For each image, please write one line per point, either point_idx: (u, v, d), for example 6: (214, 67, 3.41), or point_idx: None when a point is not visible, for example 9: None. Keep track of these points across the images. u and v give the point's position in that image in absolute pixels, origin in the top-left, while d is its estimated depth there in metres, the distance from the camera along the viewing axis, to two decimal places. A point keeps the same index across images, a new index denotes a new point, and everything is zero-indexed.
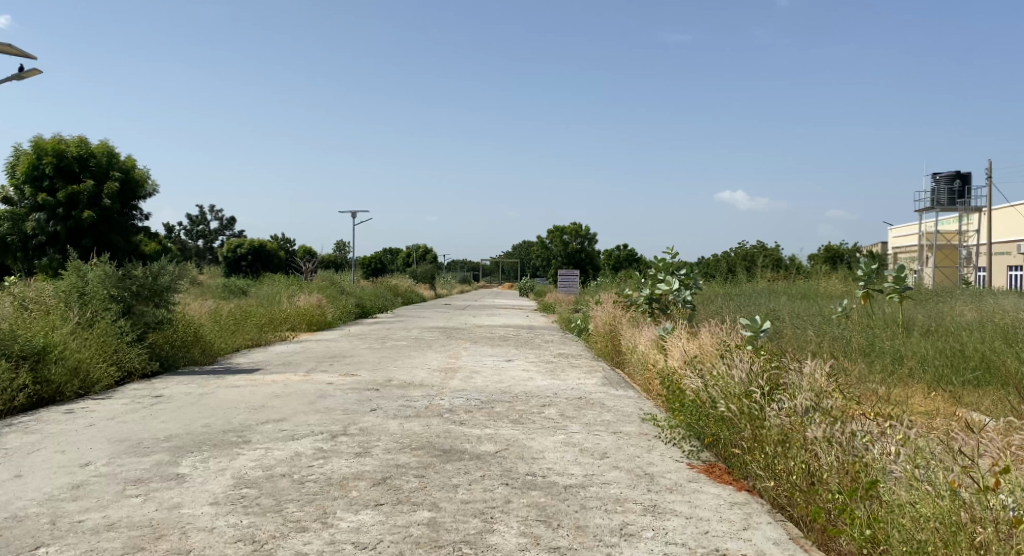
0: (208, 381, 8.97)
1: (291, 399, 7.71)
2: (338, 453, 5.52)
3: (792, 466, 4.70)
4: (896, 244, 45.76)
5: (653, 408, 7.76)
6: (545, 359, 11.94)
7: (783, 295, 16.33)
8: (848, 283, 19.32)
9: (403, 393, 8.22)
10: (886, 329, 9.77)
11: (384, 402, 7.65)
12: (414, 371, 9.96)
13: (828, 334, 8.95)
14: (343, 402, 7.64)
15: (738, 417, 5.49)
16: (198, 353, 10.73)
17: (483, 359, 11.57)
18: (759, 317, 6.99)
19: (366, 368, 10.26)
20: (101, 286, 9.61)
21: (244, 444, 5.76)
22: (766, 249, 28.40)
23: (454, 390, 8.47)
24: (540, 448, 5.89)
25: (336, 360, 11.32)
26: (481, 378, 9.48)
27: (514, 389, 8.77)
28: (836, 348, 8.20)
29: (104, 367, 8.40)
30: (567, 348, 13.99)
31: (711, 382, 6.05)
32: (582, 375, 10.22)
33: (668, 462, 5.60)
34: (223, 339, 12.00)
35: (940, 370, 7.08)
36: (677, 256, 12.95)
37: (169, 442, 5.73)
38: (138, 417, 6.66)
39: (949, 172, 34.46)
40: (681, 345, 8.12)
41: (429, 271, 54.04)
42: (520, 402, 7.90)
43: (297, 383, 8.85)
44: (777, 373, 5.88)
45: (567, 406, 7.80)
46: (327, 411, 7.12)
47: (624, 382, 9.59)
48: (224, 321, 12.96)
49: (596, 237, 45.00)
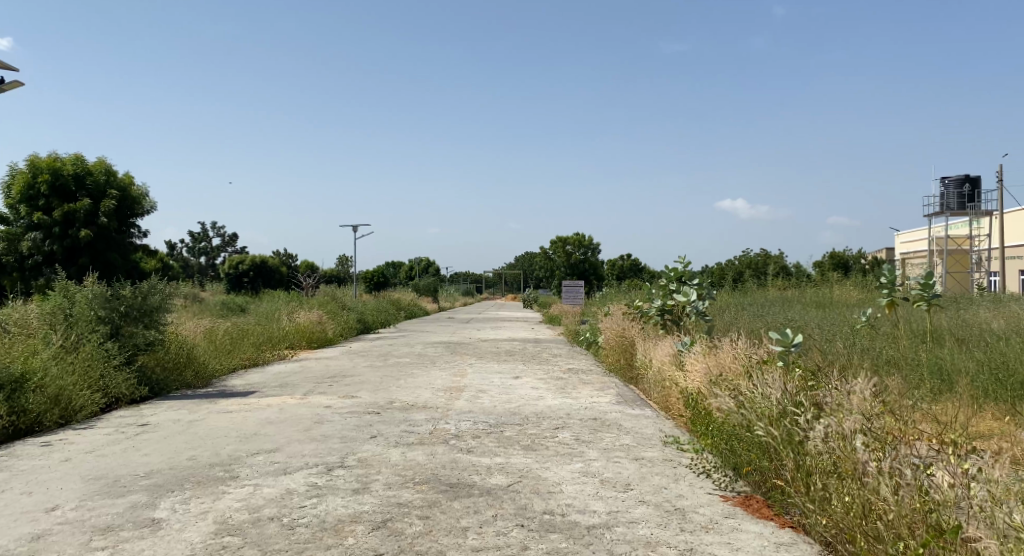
0: (199, 406, 8.45)
1: (285, 426, 7.18)
2: (334, 491, 4.99)
3: (849, 502, 4.26)
4: (904, 251, 45.26)
5: (675, 429, 7.24)
6: (555, 375, 11.42)
7: (797, 303, 15.81)
8: (862, 291, 18.72)
9: (405, 417, 7.69)
10: (916, 339, 9.23)
11: (385, 428, 7.13)
12: (417, 391, 9.44)
13: (857, 346, 8.42)
14: (341, 428, 7.11)
15: (779, 445, 5.05)
16: (191, 376, 10.23)
17: (490, 376, 11.04)
18: (790, 330, 6.46)
19: (367, 388, 9.75)
20: (87, 307, 9.07)
21: (231, 480, 5.23)
22: (772, 257, 27.94)
23: (460, 413, 7.94)
24: (556, 479, 5.37)
25: (335, 379, 10.81)
26: (488, 398, 8.94)
27: (523, 409, 8.24)
28: (869, 362, 7.65)
29: (88, 394, 7.88)
30: (576, 362, 13.44)
31: (743, 404, 5.60)
32: (594, 392, 9.67)
33: (699, 494, 5.15)
34: (217, 360, 11.50)
35: (988, 385, 6.53)
36: (689, 266, 12.42)
37: (148, 480, 5.21)
38: (119, 450, 6.14)
39: (958, 176, 33.92)
40: (701, 362, 7.59)
41: (432, 284, 53.50)
42: (531, 424, 7.38)
43: (293, 407, 8.33)
44: (815, 393, 5.44)
45: (581, 428, 7.26)
46: (323, 439, 6.60)
47: (640, 400, 9.05)
48: (220, 341, 12.46)
49: (599, 247, 44.57)
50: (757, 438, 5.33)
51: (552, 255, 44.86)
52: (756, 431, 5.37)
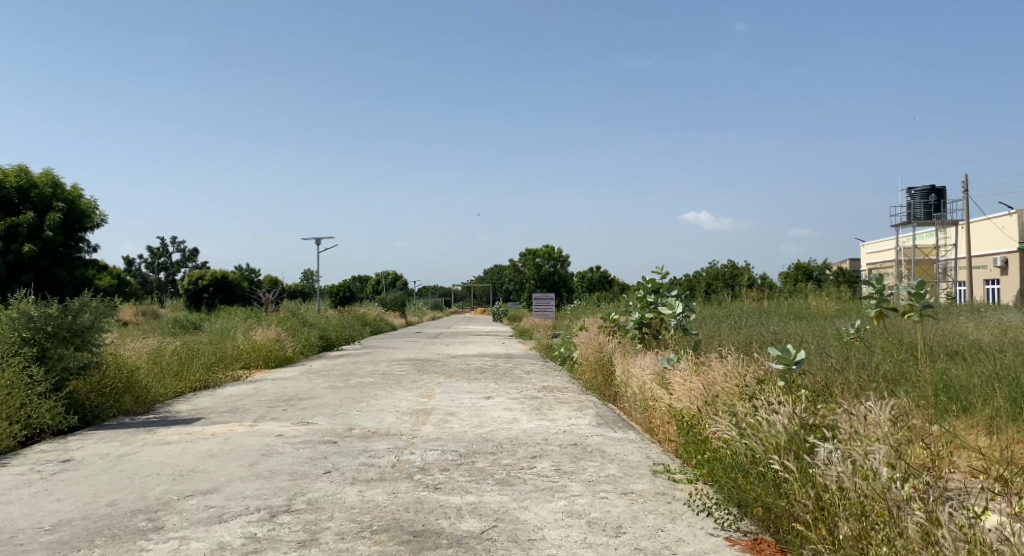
0: (134, 437, 7.57)
1: (228, 460, 6.36)
2: (275, 544, 4.21)
3: (888, 551, 3.63)
4: (871, 262, 45.57)
5: (663, 455, 6.58)
6: (529, 394, 10.71)
7: (775, 315, 15.31)
8: (839, 302, 18.28)
9: (365, 446, 6.91)
10: (909, 352, 8.67)
11: (341, 461, 6.34)
12: (380, 415, 8.65)
13: (852, 361, 7.83)
14: (291, 462, 6.31)
15: (795, 482, 4.40)
16: (130, 402, 9.32)
17: (460, 397, 10.29)
18: (791, 346, 5.75)
19: (325, 413, 8.94)
20: (8, 328, 8.18)
21: (153, 532, 4.42)
22: (738, 269, 27.72)
23: (426, 441, 7.18)
24: (537, 523, 4.66)
25: (291, 403, 9.96)
26: (458, 422, 8.18)
27: (496, 435, 7.51)
28: (870, 379, 7.04)
29: (4, 426, 6.98)
30: (551, 379, 12.73)
31: (751, 433, 4.95)
32: (572, 413, 8.96)
33: (702, 538, 4.47)
34: (161, 383, 10.58)
35: (1004, 402, 5.92)
36: (667, 277, 11.83)
37: (51, 535, 4.37)
38: (27, 495, 5.27)
39: (924, 187, 34.06)
40: (687, 380, 6.90)
41: (400, 297, 52.44)
42: (506, 453, 6.64)
43: (241, 437, 7.50)
44: (829, 419, 4.80)
45: (561, 456, 6.55)
46: (270, 476, 5.80)
47: (622, 422, 8.37)
48: (166, 362, 11.53)
49: (568, 259, 44.11)
50: (767, 472, 4.68)
51: (522, 267, 44.21)
52: (765, 463, 4.71)
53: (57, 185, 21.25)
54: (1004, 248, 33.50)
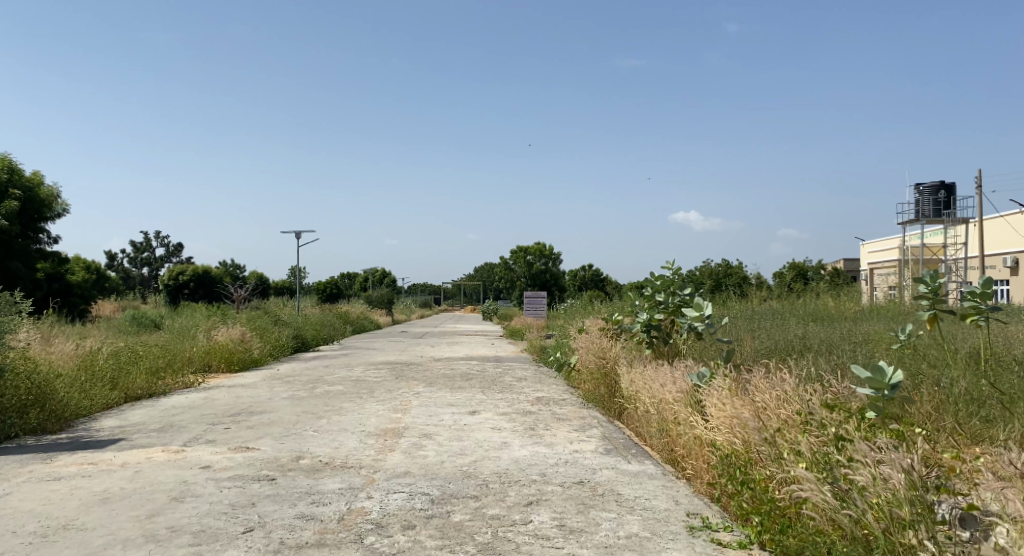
0: (19, 469, 5.94)
1: (122, 508, 4.77)
2: None
3: None
4: (872, 263, 44.10)
5: (698, 503, 5.01)
6: (521, 408, 9.13)
7: (796, 319, 13.45)
8: (856, 303, 16.73)
9: (310, 487, 5.31)
10: (981, 365, 6.93)
11: (273, 510, 4.76)
12: (338, 439, 7.04)
13: (926, 379, 6.14)
14: (205, 511, 4.71)
15: None
16: (38, 418, 7.66)
17: (439, 412, 8.68)
18: (886, 366, 4.16)
19: (273, 434, 7.34)
20: None
21: None
22: (733, 268, 26.22)
23: (390, 477, 5.59)
24: None
25: (239, 418, 8.37)
26: (434, 449, 6.59)
27: (480, 469, 5.90)
28: (960, 404, 5.41)
29: None
30: (545, 389, 11.12)
31: (860, 503, 3.48)
32: (573, 436, 7.34)
33: None
34: (87, 393, 8.94)
35: None
36: (679, 271, 10.24)
37: None
38: None
39: (933, 183, 32.50)
40: (726, 401, 5.29)
41: (387, 296, 50.45)
42: (492, 498, 5.06)
43: (157, 469, 5.90)
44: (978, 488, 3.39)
45: (565, 503, 4.98)
46: (166, 537, 4.22)
47: (635, 448, 6.78)
48: (98, 367, 9.89)
49: (560, 257, 42.62)
50: None
51: (513, 265, 42.59)
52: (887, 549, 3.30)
53: (15, 172, 19.75)
54: (1016, 247, 32.04)
